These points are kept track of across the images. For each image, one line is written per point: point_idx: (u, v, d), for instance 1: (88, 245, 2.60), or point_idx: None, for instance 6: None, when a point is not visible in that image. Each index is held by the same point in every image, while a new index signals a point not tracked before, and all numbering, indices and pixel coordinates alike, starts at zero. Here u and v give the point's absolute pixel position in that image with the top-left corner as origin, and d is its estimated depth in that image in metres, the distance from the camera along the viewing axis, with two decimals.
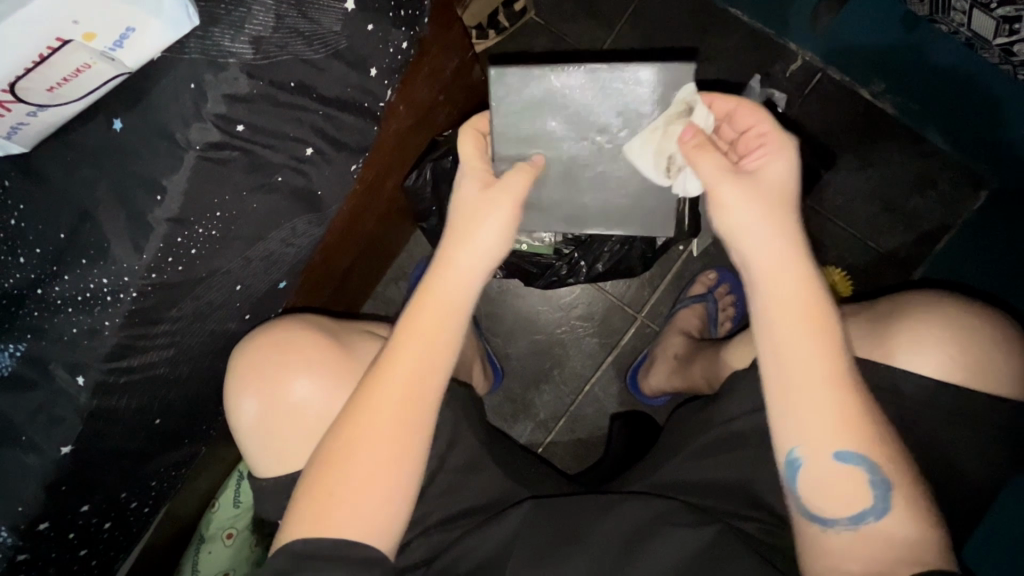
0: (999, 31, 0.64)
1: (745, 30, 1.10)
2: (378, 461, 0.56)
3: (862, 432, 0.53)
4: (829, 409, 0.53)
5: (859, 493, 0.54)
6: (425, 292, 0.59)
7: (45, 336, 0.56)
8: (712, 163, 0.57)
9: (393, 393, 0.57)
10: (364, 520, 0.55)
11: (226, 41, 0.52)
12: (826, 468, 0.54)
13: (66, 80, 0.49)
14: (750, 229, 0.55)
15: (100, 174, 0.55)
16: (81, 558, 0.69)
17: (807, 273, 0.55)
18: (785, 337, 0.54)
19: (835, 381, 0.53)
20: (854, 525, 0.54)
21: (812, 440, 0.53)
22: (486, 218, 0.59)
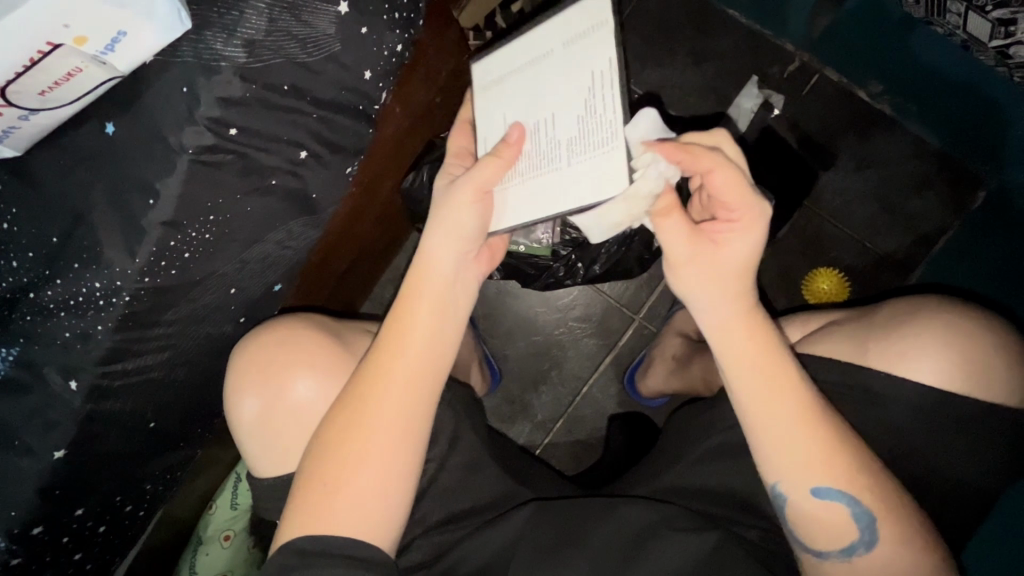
0: (995, 33, 0.63)
1: (743, 31, 1.10)
2: (381, 456, 0.56)
3: (827, 452, 0.55)
4: (800, 449, 0.55)
5: (844, 528, 0.56)
6: (411, 294, 0.59)
7: (37, 340, 0.56)
8: (675, 228, 0.56)
9: (393, 391, 0.57)
10: (374, 517, 0.56)
11: (219, 44, 0.51)
12: (807, 502, 0.56)
13: (58, 83, 0.49)
14: (713, 297, 0.57)
15: (93, 178, 0.55)
16: (76, 562, 0.69)
17: (756, 319, 0.57)
18: (748, 386, 0.56)
19: (803, 422, 0.55)
20: (848, 557, 0.56)
21: (787, 479, 0.56)
22: (456, 220, 0.58)
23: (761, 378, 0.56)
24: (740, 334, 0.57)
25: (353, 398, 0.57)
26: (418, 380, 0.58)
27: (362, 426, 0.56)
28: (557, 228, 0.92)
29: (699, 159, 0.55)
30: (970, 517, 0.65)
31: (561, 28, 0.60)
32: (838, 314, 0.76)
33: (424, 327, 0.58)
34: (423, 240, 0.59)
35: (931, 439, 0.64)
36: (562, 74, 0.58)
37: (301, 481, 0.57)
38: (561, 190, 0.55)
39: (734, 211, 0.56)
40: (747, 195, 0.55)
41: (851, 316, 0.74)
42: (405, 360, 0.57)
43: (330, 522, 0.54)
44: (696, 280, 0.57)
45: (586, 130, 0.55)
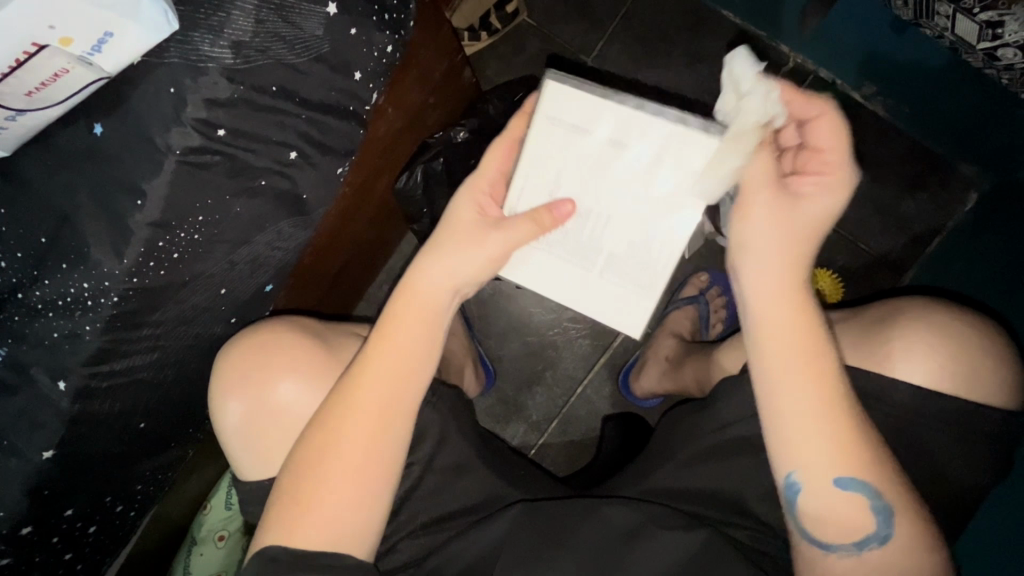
0: (982, 35, 0.64)
1: (737, 32, 1.10)
2: (352, 467, 0.56)
3: (841, 444, 0.55)
4: (830, 433, 0.55)
5: (861, 520, 0.56)
6: (402, 307, 0.59)
7: (25, 340, 0.56)
8: (760, 173, 0.57)
9: (366, 401, 0.57)
10: (351, 528, 0.56)
11: (206, 45, 0.51)
12: (826, 492, 0.56)
13: (45, 84, 0.49)
14: (771, 259, 0.57)
15: (81, 178, 0.55)
16: (66, 562, 0.69)
17: (802, 294, 0.57)
18: (784, 363, 0.56)
19: (831, 406, 0.55)
20: (858, 550, 0.57)
21: (809, 463, 0.56)
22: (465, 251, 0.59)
23: (803, 347, 0.56)
24: (784, 308, 0.57)
25: (329, 411, 0.58)
26: (396, 388, 0.58)
27: (337, 437, 0.56)
28: None
29: (807, 107, 0.56)
30: (956, 516, 0.65)
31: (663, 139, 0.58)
32: (826, 315, 0.76)
33: (416, 332, 0.59)
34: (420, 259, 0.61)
35: (920, 440, 0.64)
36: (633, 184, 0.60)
37: (278, 494, 0.57)
38: (575, 283, 0.64)
39: (829, 165, 0.57)
40: (844, 153, 0.56)
41: (841, 318, 0.74)
42: (389, 365, 0.58)
43: (306, 534, 0.55)
44: (765, 233, 0.57)
45: (630, 253, 0.62)
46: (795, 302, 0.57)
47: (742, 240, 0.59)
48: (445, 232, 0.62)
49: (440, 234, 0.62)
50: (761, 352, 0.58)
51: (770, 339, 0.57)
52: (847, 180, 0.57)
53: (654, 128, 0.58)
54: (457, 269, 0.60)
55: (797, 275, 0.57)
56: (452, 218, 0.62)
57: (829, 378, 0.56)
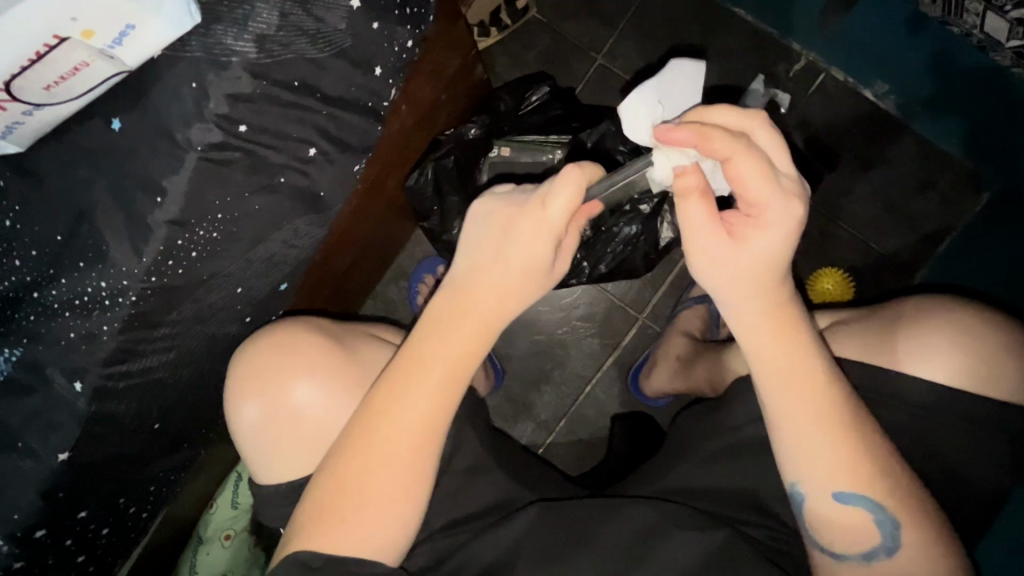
0: (1013, 33, 0.64)
1: (749, 29, 1.09)
2: (393, 476, 0.55)
3: (851, 456, 0.55)
4: (830, 449, 0.55)
5: (865, 533, 0.56)
6: (450, 317, 0.56)
7: (42, 340, 0.55)
8: (698, 214, 0.52)
9: (410, 413, 0.55)
10: (390, 538, 0.56)
11: (229, 39, 0.50)
12: (829, 504, 0.56)
13: (64, 78, 0.48)
14: (733, 293, 0.54)
15: (98, 175, 0.53)
16: (78, 565, 0.67)
17: (785, 325, 0.55)
18: (771, 386, 0.55)
19: (829, 425, 0.54)
20: (866, 561, 0.56)
21: (809, 476, 0.55)
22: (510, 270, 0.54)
23: (787, 372, 0.55)
24: (767, 340, 0.55)
25: (364, 417, 0.56)
26: (441, 402, 0.56)
27: (377, 447, 0.55)
28: None
29: (715, 144, 0.49)
30: (976, 518, 0.65)
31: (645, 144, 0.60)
32: (843, 314, 0.76)
33: (452, 345, 0.56)
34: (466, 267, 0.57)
35: (943, 441, 0.64)
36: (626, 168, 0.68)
37: (314, 509, 0.56)
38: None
39: (755, 202, 0.51)
40: (773, 184, 0.50)
41: (859, 315, 0.73)
42: (434, 374, 0.56)
43: (349, 548, 0.55)
44: (712, 270, 0.54)
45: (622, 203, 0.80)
46: (776, 331, 0.55)
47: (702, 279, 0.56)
48: (486, 248, 0.55)
49: (474, 260, 0.56)
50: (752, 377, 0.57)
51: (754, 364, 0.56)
52: (789, 214, 0.51)
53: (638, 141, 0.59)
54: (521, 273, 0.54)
55: (775, 303, 0.55)
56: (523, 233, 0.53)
57: (818, 400, 0.55)
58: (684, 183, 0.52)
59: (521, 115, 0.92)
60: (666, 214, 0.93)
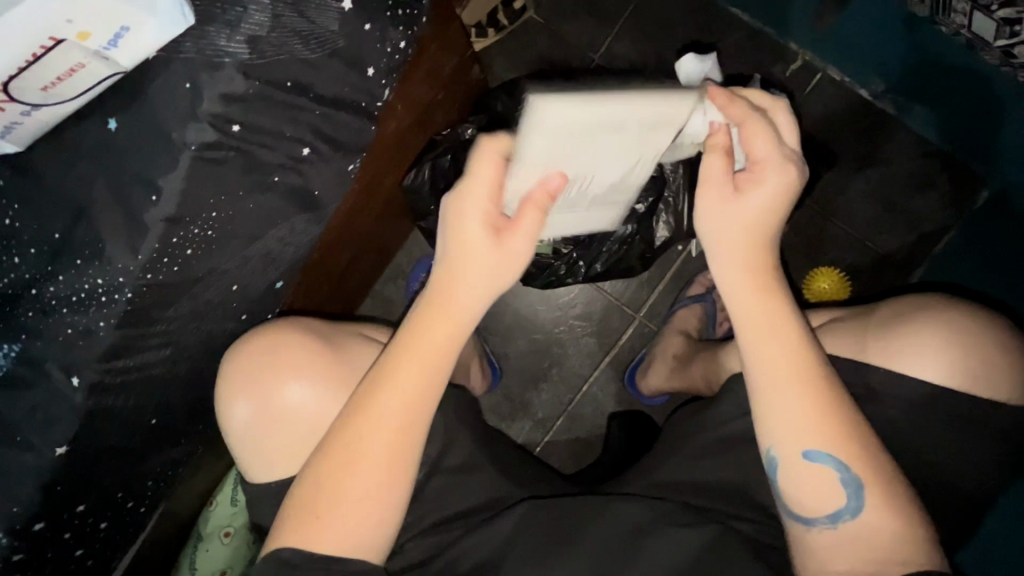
0: (1000, 32, 0.64)
1: (747, 29, 1.09)
2: (372, 471, 0.56)
3: (820, 418, 0.55)
4: (801, 407, 0.56)
5: (832, 496, 0.56)
6: (429, 307, 0.58)
7: (40, 336, 0.56)
8: (715, 168, 0.58)
9: (388, 405, 0.56)
10: (369, 534, 0.56)
11: (222, 40, 0.51)
12: (798, 465, 0.56)
13: (61, 79, 0.49)
14: (730, 241, 0.58)
15: (96, 174, 0.54)
16: (77, 558, 0.69)
17: (769, 283, 0.59)
18: (755, 339, 0.58)
19: (801, 381, 0.56)
20: (833, 524, 0.56)
21: (782, 435, 0.56)
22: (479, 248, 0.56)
23: (765, 324, 0.58)
24: (751, 296, 0.58)
25: (347, 415, 0.57)
26: (414, 401, 0.57)
27: (358, 442, 0.56)
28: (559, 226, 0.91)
29: (734, 109, 0.58)
30: (965, 516, 0.65)
31: (590, 117, 0.56)
32: (838, 312, 0.76)
33: (430, 337, 0.57)
34: (442, 260, 0.57)
35: (933, 438, 0.64)
36: (629, 148, 0.61)
37: (295, 503, 0.57)
38: (590, 223, 0.76)
39: (761, 164, 0.57)
40: (775, 150, 0.57)
41: (853, 313, 0.74)
42: (411, 368, 0.57)
43: (326, 542, 0.55)
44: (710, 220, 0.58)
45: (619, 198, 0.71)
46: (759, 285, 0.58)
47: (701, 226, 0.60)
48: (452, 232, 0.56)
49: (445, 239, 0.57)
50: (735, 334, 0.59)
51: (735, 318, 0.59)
52: (785, 176, 0.57)
53: (578, 108, 0.55)
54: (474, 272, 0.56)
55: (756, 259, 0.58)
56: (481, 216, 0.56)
57: (791, 353, 0.57)
58: (713, 140, 0.59)
59: None
60: (662, 212, 0.93)
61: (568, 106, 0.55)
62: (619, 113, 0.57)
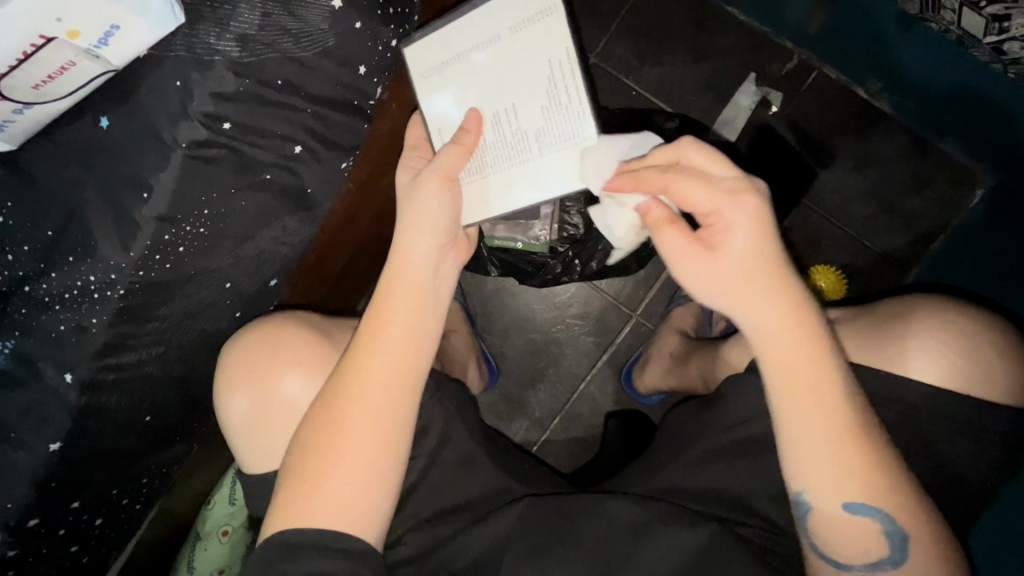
0: (989, 29, 0.65)
1: (741, 28, 1.09)
2: (363, 451, 0.56)
3: (853, 470, 0.54)
4: (835, 468, 0.54)
5: (875, 542, 0.56)
6: (392, 284, 0.59)
7: (33, 333, 0.56)
8: (675, 241, 0.55)
9: (371, 382, 0.57)
10: (362, 506, 0.56)
11: (212, 38, 0.52)
12: (840, 522, 0.55)
13: (52, 77, 0.50)
14: (732, 309, 0.55)
15: (87, 172, 0.55)
16: (72, 555, 0.69)
17: (786, 347, 0.54)
18: (784, 420, 0.55)
19: (835, 445, 0.54)
20: (873, 570, 0.57)
21: (820, 497, 0.55)
22: (425, 215, 0.59)
23: (792, 398, 0.54)
24: (767, 367, 0.55)
25: (333, 398, 0.57)
26: (396, 375, 0.58)
27: (346, 421, 0.56)
28: (555, 223, 0.91)
29: (650, 181, 0.56)
30: (962, 515, 0.65)
31: (449, 44, 0.62)
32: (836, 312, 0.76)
33: (396, 318, 0.58)
34: (399, 240, 0.59)
35: (928, 437, 0.64)
36: (514, 56, 0.60)
37: (288, 472, 0.57)
38: (566, 178, 0.62)
39: (714, 216, 0.54)
40: (717, 195, 0.53)
41: (852, 313, 0.73)
42: (385, 344, 0.58)
43: (314, 514, 0.55)
44: (701, 290, 0.56)
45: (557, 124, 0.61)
46: (775, 357, 0.54)
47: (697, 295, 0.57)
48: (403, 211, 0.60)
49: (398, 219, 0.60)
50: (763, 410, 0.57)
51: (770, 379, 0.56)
52: (746, 215, 0.53)
53: (442, 40, 0.63)
54: (422, 266, 0.59)
55: (772, 314, 0.54)
56: (416, 219, 0.59)
57: (823, 423, 0.53)
58: (651, 217, 0.57)
59: None
60: None
61: (428, 39, 0.63)
62: (479, 27, 0.61)
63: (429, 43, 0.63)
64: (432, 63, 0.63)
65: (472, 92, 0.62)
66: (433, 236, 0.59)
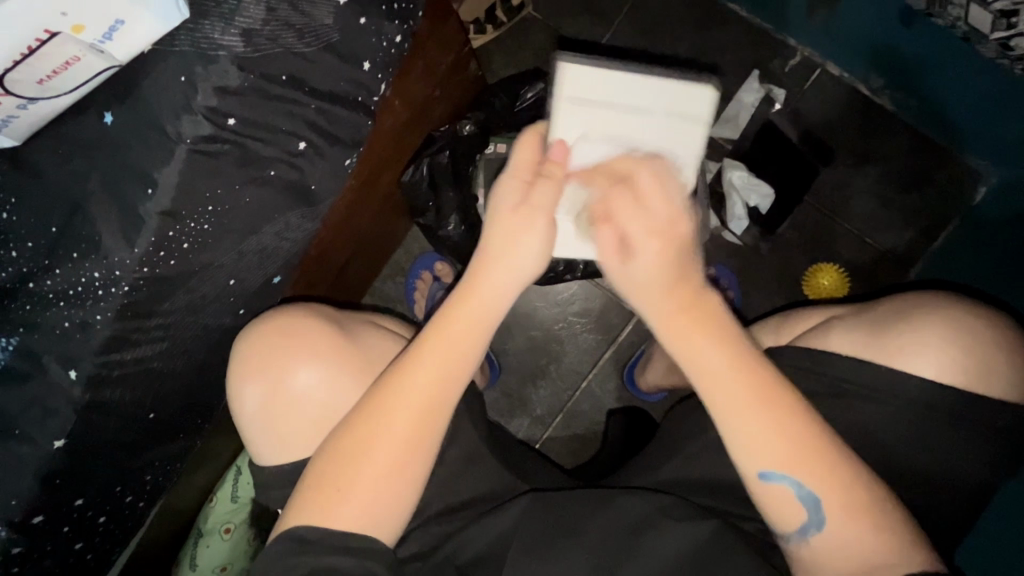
0: (997, 25, 0.65)
1: (744, 24, 1.09)
2: (391, 457, 0.56)
3: (763, 437, 0.54)
4: (743, 437, 0.54)
5: (793, 510, 0.55)
6: (459, 305, 0.58)
7: (38, 329, 0.57)
8: (605, 239, 0.54)
9: (415, 395, 0.56)
10: (385, 509, 0.56)
11: (216, 33, 0.52)
12: (757, 490, 0.55)
13: (56, 72, 0.50)
14: (642, 280, 0.54)
15: (91, 168, 0.55)
16: (77, 552, 0.69)
17: (691, 309, 0.55)
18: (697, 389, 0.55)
19: (740, 413, 0.54)
20: (802, 537, 0.56)
21: (737, 466, 0.55)
22: (521, 235, 0.57)
23: (701, 366, 0.55)
24: (675, 335, 0.55)
25: (371, 403, 0.57)
26: (437, 396, 0.57)
27: (381, 427, 0.56)
28: None
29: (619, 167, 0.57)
30: (964, 512, 0.65)
31: (609, 87, 0.61)
32: (837, 309, 0.75)
33: (453, 339, 0.58)
34: (477, 259, 0.58)
35: (931, 433, 0.64)
36: (665, 133, 0.61)
37: (310, 475, 0.57)
38: None
39: (607, 208, 0.55)
40: (664, 188, 0.54)
41: (854, 310, 0.72)
42: (431, 362, 0.57)
43: (340, 520, 0.55)
44: (627, 269, 0.54)
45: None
46: (690, 320, 0.55)
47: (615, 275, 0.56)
48: (495, 222, 0.58)
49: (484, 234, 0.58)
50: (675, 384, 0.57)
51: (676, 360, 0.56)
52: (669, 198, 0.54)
53: (607, 79, 0.61)
54: (496, 297, 0.58)
55: (674, 294, 0.54)
56: (505, 232, 0.57)
57: (732, 394, 0.54)
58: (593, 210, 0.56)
59: (517, 112, 0.93)
60: None
61: (587, 74, 0.60)
62: (641, 92, 0.61)
63: (585, 81, 0.60)
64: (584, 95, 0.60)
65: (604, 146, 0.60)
66: (516, 263, 0.57)
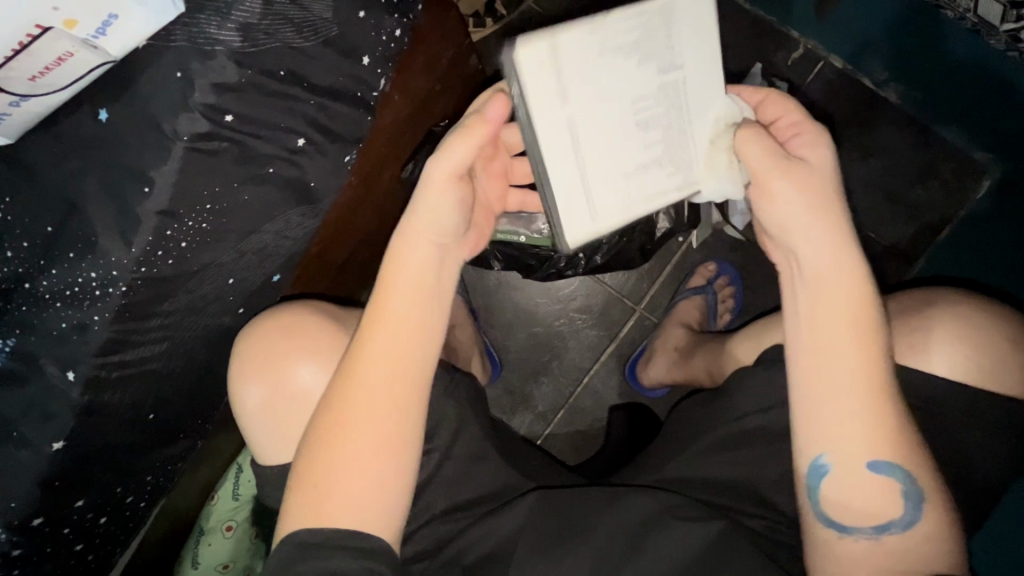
0: (1006, 16, 0.64)
1: (747, 17, 1.08)
2: (373, 446, 0.55)
3: (878, 427, 0.53)
4: (867, 418, 0.52)
5: (885, 505, 0.54)
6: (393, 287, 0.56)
7: (35, 330, 0.55)
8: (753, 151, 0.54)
9: (374, 375, 0.56)
10: (375, 506, 0.55)
11: (212, 27, 0.50)
12: (856, 478, 0.53)
13: (49, 68, 0.49)
14: (812, 229, 0.53)
15: (87, 166, 0.54)
16: (78, 553, 0.68)
17: (856, 274, 0.54)
18: (822, 359, 0.53)
19: (873, 394, 0.52)
20: (878, 535, 0.54)
21: (840, 449, 0.53)
22: (437, 201, 0.55)
23: (845, 331, 0.53)
24: (839, 300, 0.53)
25: (340, 393, 0.56)
26: (393, 375, 0.56)
27: (350, 413, 0.55)
28: None
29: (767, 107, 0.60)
30: (972, 509, 0.64)
31: (562, 170, 0.54)
32: None
33: (400, 325, 0.56)
34: (400, 234, 0.57)
35: (940, 432, 0.63)
36: (600, 99, 0.53)
37: (297, 472, 0.57)
38: (704, 50, 0.56)
39: (801, 125, 0.58)
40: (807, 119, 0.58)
41: None
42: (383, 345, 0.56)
43: (329, 514, 0.54)
44: (791, 195, 0.53)
45: (647, 39, 0.54)
46: (846, 283, 0.53)
47: (778, 221, 0.55)
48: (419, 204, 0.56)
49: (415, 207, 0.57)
50: (799, 346, 0.55)
51: (799, 326, 0.55)
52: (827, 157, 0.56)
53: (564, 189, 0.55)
54: (423, 256, 0.57)
55: (837, 264, 0.54)
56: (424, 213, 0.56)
57: (867, 370, 0.52)
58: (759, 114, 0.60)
59: None
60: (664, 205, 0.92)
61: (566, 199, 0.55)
62: (566, 153, 0.54)
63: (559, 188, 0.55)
64: (580, 201, 0.56)
65: (631, 153, 0.56)
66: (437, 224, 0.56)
